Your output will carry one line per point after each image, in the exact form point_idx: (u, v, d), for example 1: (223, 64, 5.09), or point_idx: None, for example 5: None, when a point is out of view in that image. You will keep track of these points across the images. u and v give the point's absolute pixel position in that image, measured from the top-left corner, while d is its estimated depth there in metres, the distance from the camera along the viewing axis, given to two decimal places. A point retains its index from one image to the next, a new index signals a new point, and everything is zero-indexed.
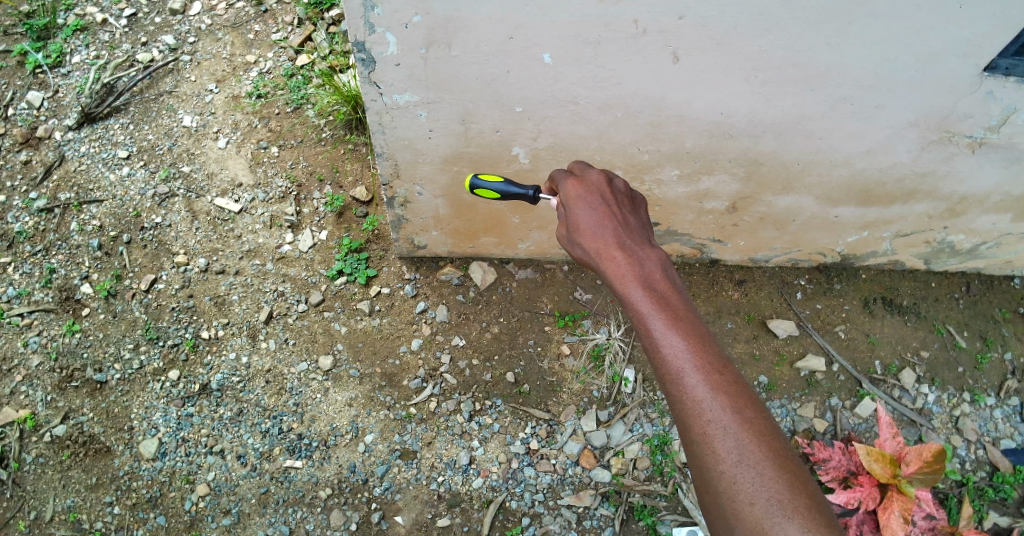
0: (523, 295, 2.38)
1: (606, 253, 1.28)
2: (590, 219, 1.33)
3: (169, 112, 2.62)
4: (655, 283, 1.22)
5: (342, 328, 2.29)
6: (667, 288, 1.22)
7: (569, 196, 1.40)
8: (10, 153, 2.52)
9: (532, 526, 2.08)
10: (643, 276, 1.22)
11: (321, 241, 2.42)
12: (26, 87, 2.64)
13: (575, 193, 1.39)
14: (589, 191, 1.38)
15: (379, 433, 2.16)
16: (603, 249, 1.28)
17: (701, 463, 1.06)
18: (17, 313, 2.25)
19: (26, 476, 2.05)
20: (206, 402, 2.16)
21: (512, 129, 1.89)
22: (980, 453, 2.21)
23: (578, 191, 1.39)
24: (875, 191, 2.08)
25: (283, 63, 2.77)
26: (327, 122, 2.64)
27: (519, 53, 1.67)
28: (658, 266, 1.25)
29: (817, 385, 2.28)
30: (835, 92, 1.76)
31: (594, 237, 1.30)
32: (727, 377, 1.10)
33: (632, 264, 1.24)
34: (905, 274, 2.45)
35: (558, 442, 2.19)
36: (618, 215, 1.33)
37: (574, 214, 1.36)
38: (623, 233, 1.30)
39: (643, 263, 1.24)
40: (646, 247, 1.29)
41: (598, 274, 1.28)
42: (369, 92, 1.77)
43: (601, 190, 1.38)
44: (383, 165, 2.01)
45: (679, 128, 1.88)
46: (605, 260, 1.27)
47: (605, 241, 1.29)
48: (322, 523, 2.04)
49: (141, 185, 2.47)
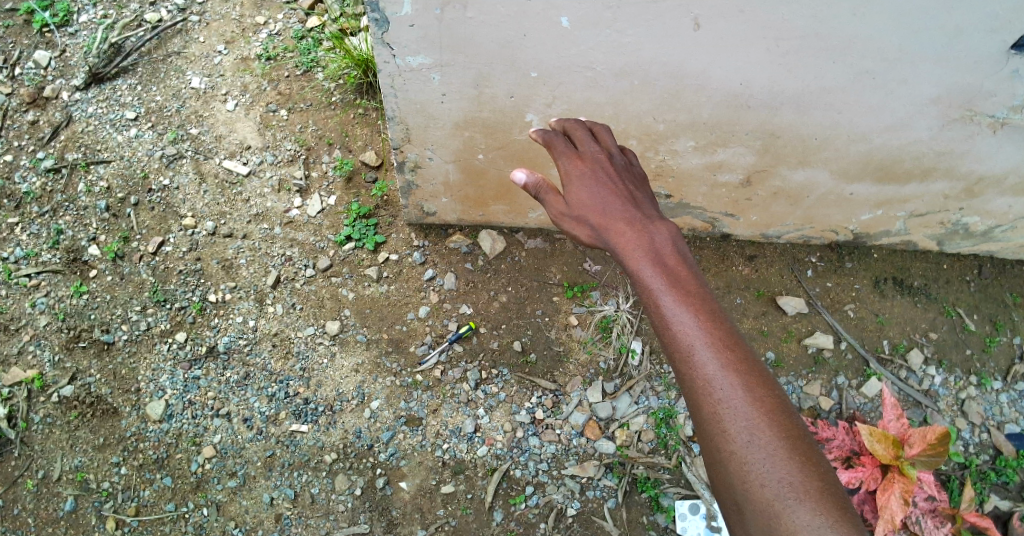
0: (532, 264, 2.36)
1: (612, 228, 1.22)
2: (591, 193, 1.25)
3: (178, 73, 2.55)
4: (664, 255, 1.17)
5: (350, 294, 2.28)
6: (677, 261, 1.17)
7: (568, 173, 1.30)
8: (16, 112, 2.46)
9: (535, 495, 2.11)
10: (654, 250, 1.18)
11: (330, 206, 2.39)
12: (32, 47, 2.56)
13: (572, 167, 1.30)
14: (590, 167, 1.29)
15: (385, 400, 2.16)
16: (611, 226, 1.22)
17: (711, 442, 1.04)
18: (24, 274, 2.23)
19: (34, 435, 2.07)
20: (213, 364, 2.16)
21: (526, 95, 1.84)
22: (983, 436, 2.23)
23: (579, 167, 1.30)
24: (893, 168, 2.04)
25: (293, 25, 2.69)
26: (337, 86, 2.58)
27: (536, 17, 1.61)
28: (669, 239, 1.20)
29: (824, 363, 2.28)
30: (858, 64, 1.71)
31: (599, 213, 1.23)
32: (738, 353, 1.08)
33: (642, 238, 1.19)
34: (917, 254, 2.42)
35: (563, 413, 2.20)
36: (622, 187, 1.27)
37: (571, 188, 1.27)
38: (629, 206, 1.24)
39: (652, 235, 1.19)
40: (654, 218, 1.23)
41: (607, 251, 1.22)
42: (381, 54, 1.72)
43: (601, 162, 1.30)
44: (394, 129, 1.96)
45: (696, 98, 1.84)
46: (613, 236, 1.21)
47: (611, 215, 1.22)
48: (328, 487, 2.06)
49: (149, 146, 2.42)
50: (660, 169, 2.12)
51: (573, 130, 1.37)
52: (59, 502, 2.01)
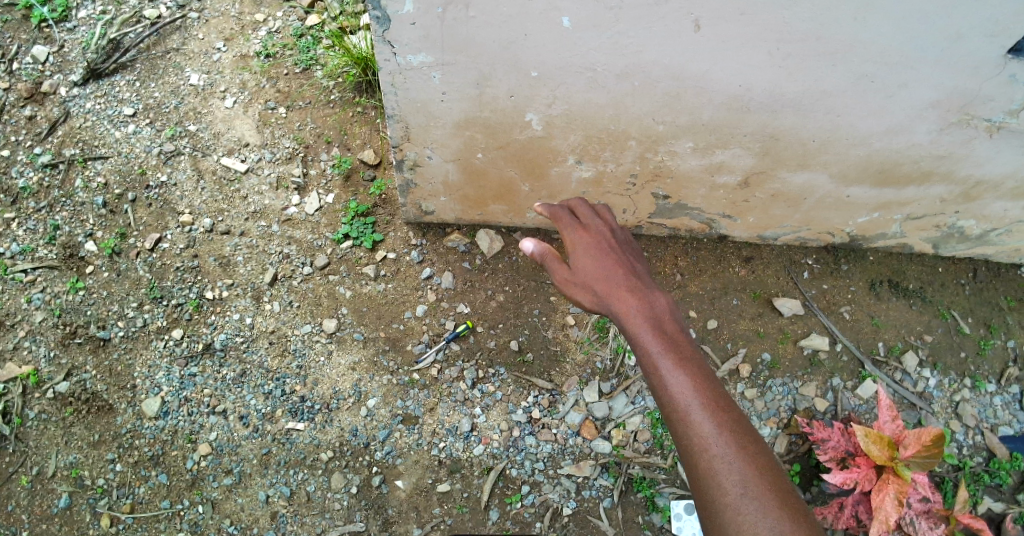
0: (529, 264, 2.36)
1: (614, 295, 1.32)
2: (597, 267, 1.37)
3: (176, 70, 2.54)
4: (663, 325, 1.26)
5: (348, 292, 2.27)
6: (675, 330, 1.26)
7: (576, 248, 1.42)
8: (14, 108, 2.45)
9: (531, 494, 2.12)
10: (654, 319, 1.27)
11: (327, 205, 2.38)
12: (31, 42, 2.54)
13: (580, 242, 1.42)
14: (597, 244, 1.41)
15: (382, 398, 2.16)
16: (614, 297, 1.32)
17: (705, 496, 1.08)
18: (20, 270, 2.22)
19: (29, 431, 2.06)
20: (209, 361, 2.16)
21: (527, 95, 1.84)
22: (977, 439, 2.25)
23: (587, 243, 1.41)
24: (891, 171, 2.05)
25: (292, 23, 2.68)
26: (336, 84, 2.57)
27: (538, 17, 1.62)
28: (668, 310, 1.29)
29: (820, 365, 2.29)
30: (857, 68, 1.72)
31: (603, 281, 1.35)
32: (732, 415, 1.13)
33: (642, 308, 1.29)
34: (912, 258, 2.44)
35: (560, 412, 2.20)
36: (626, 264, 1.38)
37: (579, 259, 1.39)
38: (632, 280, 1.34)
39: (653, 305, 1.29)
40: (654, 291, 1.32)
41: (610, 320, 1.32)
42: (383, 52, 1.72)
43: (607, 240, 1.42)
44: (394, 127, 1.96)
45: (696, 100, 1.84)
46: (616, 306, 1.31)
47: (615, 287, 1.33)
48: (323, 485, 2.06)
49: (147, 143, 2.41)
50: (658, 170, 2.12)
51: (582, 211, 1.50)
52: (53, 498, 2.01)
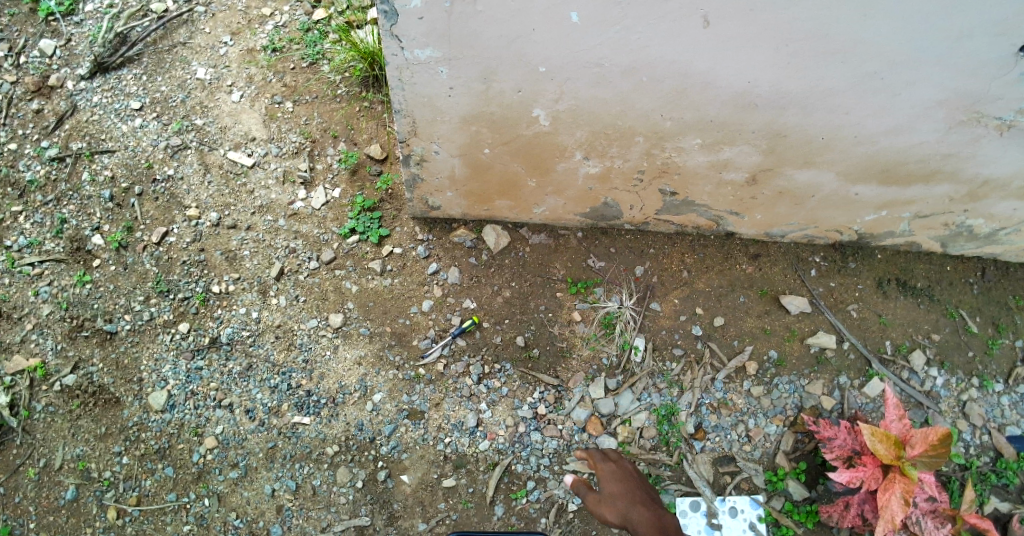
0: (536, 259, 2.35)
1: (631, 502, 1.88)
2: (618, 485, 1.92)
3: (183, 64, 2.53)
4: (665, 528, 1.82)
5: (354, 287, 2.27)
6: None
7: (602, 466, 1.98)
8: (21, 101, 2.44)
9: (536, 490, 2.12)
10: (658, 521, 1.83)
11: (334, 199, 2.38)
12: (38, 35, 2.54)
13: (609, 470, 1.97)
14: (620, 470, 1.98)
15: (387, 393, 2.16)
16: (631, 505, 1.87)
17: None
18: (27, 263, 2.22)
19: (36, 424, 2.07)
20: (216, 355, 2.16)
21: (533, 90, 1.83)
22: (984, 438, 2.24)
23: (613, 469, 1.97)
24: (898, 170, 2.04)
25: (299, 17, 2.67)
26: (343, 78, 2.56)
27: (544, 12, 1.62)
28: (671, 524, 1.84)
29: (826, 363, 2.29)
30: (864, 66, 1.71)
31: (623, 499, 1.89)
32: None
33: (651, 516, 1.84)
34: (921, 256, 2.42)
35: (565, 409, 2.20)
36: (641, 492, 1.92)
37: (605, 483, 1.93)
38: (643, 495, 1.91)
39: (659, 515, 1.85)
40: (660, 510, 1.87)
41: (626, 515, 1.85)
42: (390, 46, 1.72)
43: (629, 471, 1.98)
44: (400, 122, 1.95)
45: (702, 97, 1.83)
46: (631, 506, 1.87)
47: (630, 490, 1.92)
48: (329, 479, 2.07)
49: (153, 137, 2.41)
50: (665, 167, 2.10)
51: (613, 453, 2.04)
52: (60, 490, 2.01)
